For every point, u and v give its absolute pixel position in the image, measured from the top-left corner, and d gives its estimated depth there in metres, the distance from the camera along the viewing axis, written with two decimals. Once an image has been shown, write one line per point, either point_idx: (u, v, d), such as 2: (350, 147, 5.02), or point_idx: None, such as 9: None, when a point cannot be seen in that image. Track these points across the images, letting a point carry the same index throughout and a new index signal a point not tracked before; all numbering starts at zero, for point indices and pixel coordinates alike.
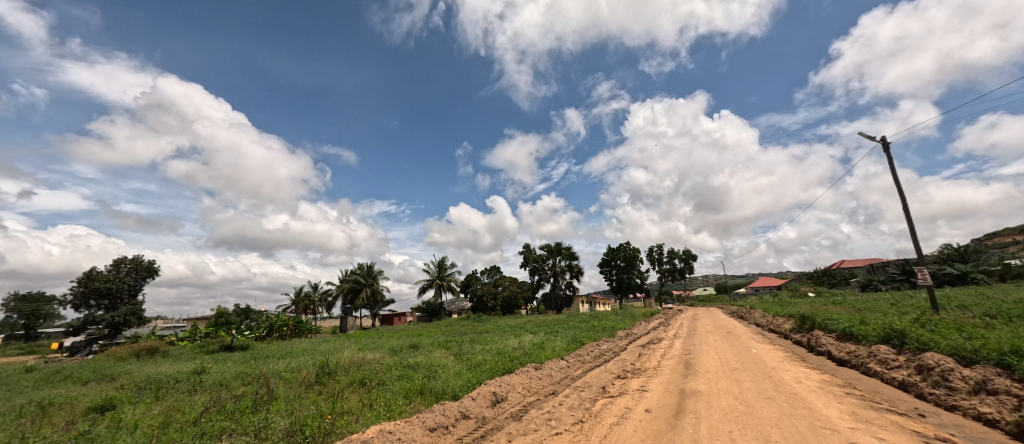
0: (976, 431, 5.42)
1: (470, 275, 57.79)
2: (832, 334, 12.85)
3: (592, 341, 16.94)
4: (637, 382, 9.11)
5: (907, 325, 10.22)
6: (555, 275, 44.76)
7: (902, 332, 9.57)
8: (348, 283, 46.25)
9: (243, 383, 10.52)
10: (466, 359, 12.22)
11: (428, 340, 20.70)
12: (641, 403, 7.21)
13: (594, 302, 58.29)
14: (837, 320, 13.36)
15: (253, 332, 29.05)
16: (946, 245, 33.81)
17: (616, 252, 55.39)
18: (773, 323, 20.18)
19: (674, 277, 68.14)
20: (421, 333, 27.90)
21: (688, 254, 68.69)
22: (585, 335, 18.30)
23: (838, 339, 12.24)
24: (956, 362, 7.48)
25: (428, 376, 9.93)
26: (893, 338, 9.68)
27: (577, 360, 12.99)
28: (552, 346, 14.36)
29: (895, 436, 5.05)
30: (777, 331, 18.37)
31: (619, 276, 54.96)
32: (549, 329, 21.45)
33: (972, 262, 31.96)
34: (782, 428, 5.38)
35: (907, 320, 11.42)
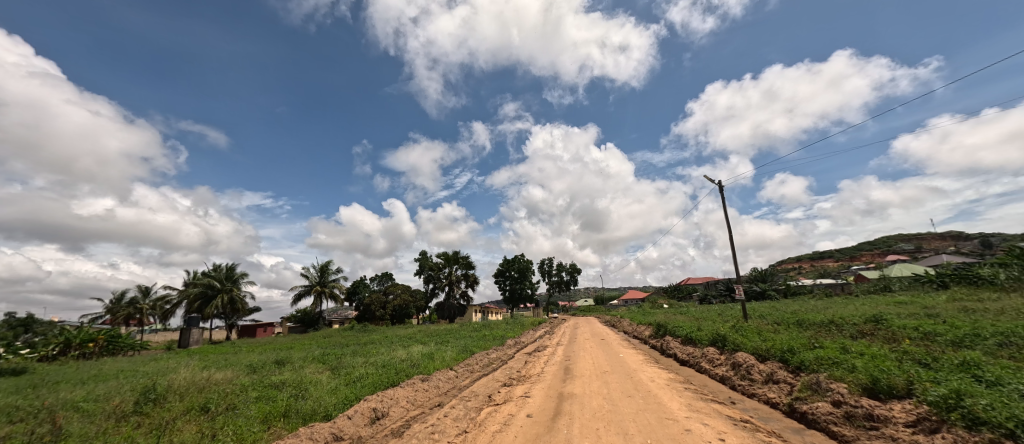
0: (765, 412, 7.09)
1: (357, 281, 53.42)
2: (678, 339, 15.40)
3: (481, 350, 17.23)
4: (522, 388, 9.56)
5: (727, 331, 12.87)
6: (450, 283, 44.31)
7: (724, 336, 12.00)
8: (197, 288, 38.64)
9: (12, 422, 7.87)
10: (346, 374, 11.25)
11: (300, 354, 18.38)
12: (524, 409, 7.60)
13: (487, 311, 59.24)
14: (682, 327, 16.09)
15: (37, 352, 21.90)
16: (754, 269, 43.43)
17: (510, 263, 57.50)
18: (637, 330, 23.36)
19: (560, 289, 73.44)
20: (291, 346, 24.73)
21: (574, 267, 74.95)
22: (475, 344, 18.53)
23: (682, 343, 14.72)
24: (755, 359, 9.69)
25: (297, 395, 8.85)
26: (718, 341, 12.07)
27: (465, 369, 13.04)
28: (442, 356, 14.16)
29: (715, 421, 6.29)
30: (639, 337, 21.26)
31: (512, 287, 57.09)
32: (439, 339, 21.09)
33: (770, 282, 41.70)
34: (637, 422, 6.25)
35: (727, 327, 14.38)
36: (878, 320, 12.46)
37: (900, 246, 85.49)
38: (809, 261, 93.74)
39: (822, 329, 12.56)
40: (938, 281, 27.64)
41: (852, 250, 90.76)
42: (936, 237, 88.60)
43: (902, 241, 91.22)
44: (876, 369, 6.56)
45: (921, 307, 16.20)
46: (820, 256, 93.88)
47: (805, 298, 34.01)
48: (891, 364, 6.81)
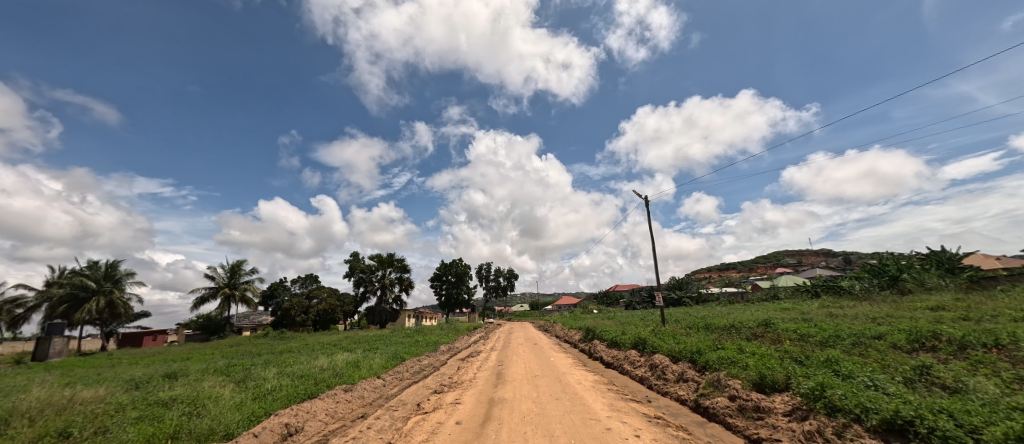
0: (675, 408, 7.80)
1: (276, 284, 48.72)
2: (604, 342, 16.29)
3: (412, 356, 16.68)
4: (452, 395, 9.44)
5: (647, 335, 13.91)
6: (382, 287, 42.32)
7: (644, 340, 12.97)
8: (64, 288, 32.48)
9: None
10: (256, 387, 10.17)
11: (199, 366, 16.18)
12: (453, 416, 7.50)
13: (421, 316, 57.43)
14: (608, 331, 17.05)
15: None
16: (673, 278, 47.42)
17: (448, 267, 56.54)
18: (568, 335, 24.33)
19: (497, 294, 73.78)
20: (190, 356, 21.76)
21: (511, 272, 75.87)
22: (406, 350, 17.88)
23: (607, 346, 15.60)
24: (669, 360, 10.59)
25: (192, 413, 7.80)
26: (639, 344, 13.01)
27: (394, 377, 12.53)
28: (368, 364, 13.44)
29: (632, 418, 6.77)
30: (569, 341, 22.13)
31: (448, 291, 56.15)
32: (367, 346, 20.00)
33: (686, 290, 45.77)
34: (563, 424, 6.50)
35: (647, 331, 15.56)
36: (767, 324, 14.36)
37: (788, 260, 99.50)
38: (717, 271, 105.02)
39: (725, 332, 14.12)
40: (814, 290, 32.58)
41: (751, 263, 103.50)
42: (814, 253, 104.54)
43: (789, 256, 106.27)
44: (763, 366, 7.55)
45: (801, 312, 19.01)
46: (726, 267, 105.66)
47: (713, 305, 37.98)
48: (775, 362, 7.89)
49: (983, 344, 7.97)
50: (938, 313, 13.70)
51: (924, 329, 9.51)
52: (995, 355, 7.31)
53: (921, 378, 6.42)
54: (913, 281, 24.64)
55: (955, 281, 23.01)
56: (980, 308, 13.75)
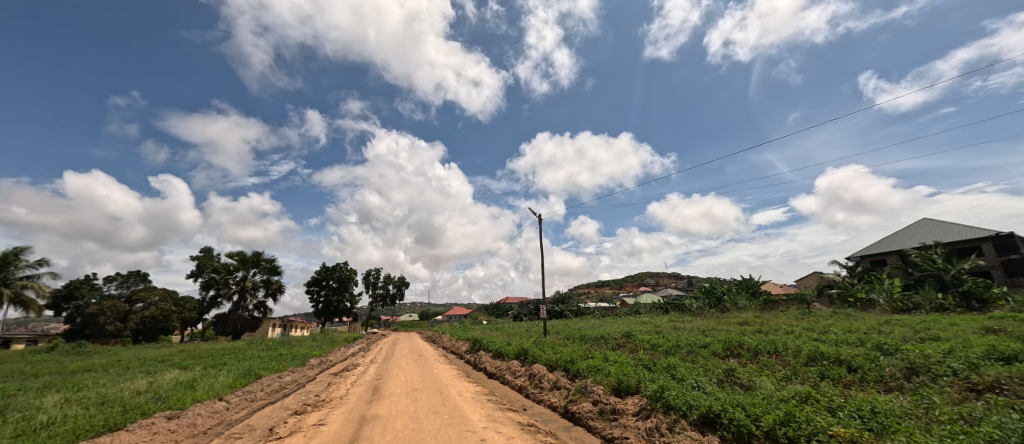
0: (547, 415, 8.36)
1: (80, 282, 37.79)
2: (489, 353, 16.66)
3: (272, 373, 14.54)
4: (315, 416, 8.51)
5: (529, 346, 14.66)
6: (242, 291, 36.20)
7: (526, 350, 13.64)
8: None
9: None
10: (23, 421, 7.60)
11: None
12: (314, 439, 6.75)
13: (290, 326, 50.64)
14: (494, 342, 17.48)
15: None
16: (558, 292, 50.86)
17: (329, 271, 51.26)
18: (455, 346, 24.16)
19: (384, 303, 69.40)
20: None
21: (401, 280, 72.41)
22: (264, 366, 15.51)
23: (492, 357, 15.95)
24: (546, 369, 11.32)
25: None
26: (521, 354, 13.61)
27: (244, 398, 10.73)
28: (208, 384, 11.26)
29: (507, 428, 7.01)
30: (456, 352, 22.00)
31: (327, 298, 50.82)
32: (212, 361, 16.76)
33: (568, 304, 49.37)
34: (438, 438, 6.38)
35: (529, 342, 16.46)
36: (629, 335, 16.48)
37: (649, 281, 116.10)
38: (595, 288, 116.68)
39: (595, 343, 15.74)
40: (665, 307, 38.52)
41: (622, 281, 117.93)
42: (668, 275, 124.15)
43: (649, 277, 124.09)
44: (621, 373, 8.60)
45: (654, 325, 22.29)
46: (602, 284, 118.13)
47: (588, 318, 41.91)
48: (630, 369, 9.05)
49: (768, 350, 10.49)
50: (743, 327, 17.59)
51: (734, 340, 12.06)
52: (774, 359, 9.65)
53: (728, 379, 8.08)
54: (730, 300, 31.10)
55: (755, 303, 29.72)
56: (768, 323, 18.06)
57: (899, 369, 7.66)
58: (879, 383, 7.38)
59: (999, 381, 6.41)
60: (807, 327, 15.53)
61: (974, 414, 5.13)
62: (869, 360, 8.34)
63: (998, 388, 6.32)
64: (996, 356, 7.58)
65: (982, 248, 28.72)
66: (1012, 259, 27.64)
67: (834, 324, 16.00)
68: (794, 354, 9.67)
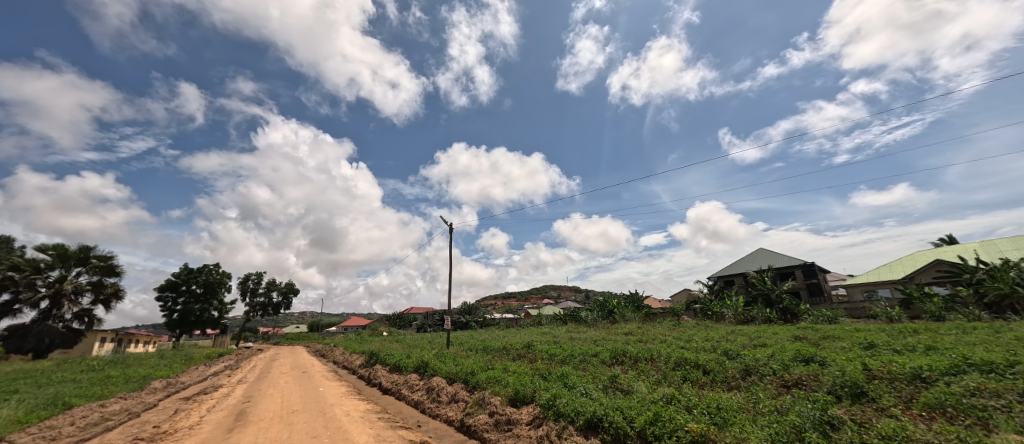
0: (442, 430, 8.16)
1: None
2: (386, 367, 15.68)
3: (91, 401, 11.54)
4: None
5: (429, 358, 14.17)
6: (55, 296, 28.31)
7: (426, 363, 13.14)
8: None
9: None
10: None
11: None
12: None
13: (128, 341, 40.99)
14: (392, 355, 16.53)
15: None
16: (464, 303, 50.47)
17: (192, 274, 43.14)
18: (347, 360, 22.17)
19: (264, 313, 60.75)
20: None
21: (289, 287, 64.47)
22: (80, 393, 12.22)
23: (388, 371, 15.01)
24: (446, 382, 11.07)
25: None
26: (420, 367, 13.09)
27: (44, 437, 8.30)
28: None
29: None
30: (347, 368, 20.19)
31: (186, 306, 42.57)
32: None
33: (474, 315, 49.25)
34: None
35: (430, 354, 15.97)
36: (529, 346, 17.04)
37: (552, 293, 122.37)
38: (501, 299, 118.68)
39: (497, 354, 15.97)
40: (564, 319, 40.90)
41: (527, 293, 122.21)
42: (569, 289, 132.40)
43: (552, 290, 130.72)
44: (518, 383, 8.83)
45: (552, 336, 23.47)
46: (509, 296, 120.68)
47: (493, 329, 42.28)
48: (527, 379, 9.38)
49: (645, 357, 11.82)
50: (627, 336, 19.59)
51: (619, 348, 13.32)
52: (649, 365, 10.93)
53: (612, 385, 8.87)
54: (619, 313, 34.40)
55: (639, 315, 33.39)
56: (647, 333, 20.40)
57: (739, 370, 9.29)
58: (724, 383, 8.84)
59: (801, 378, 8.21)
60: (677, 336, 17.98)
61: (783, 405, 6.44)
62: (718, 363, 9.96)
63: (801, 384, 8.07)
64: (800, 358, 9.72)
65: (795, 273, 36.75)
66: (814, 282, 35.87)
67: (696, 333, 18.79)
68: (665, 360, 11.06)
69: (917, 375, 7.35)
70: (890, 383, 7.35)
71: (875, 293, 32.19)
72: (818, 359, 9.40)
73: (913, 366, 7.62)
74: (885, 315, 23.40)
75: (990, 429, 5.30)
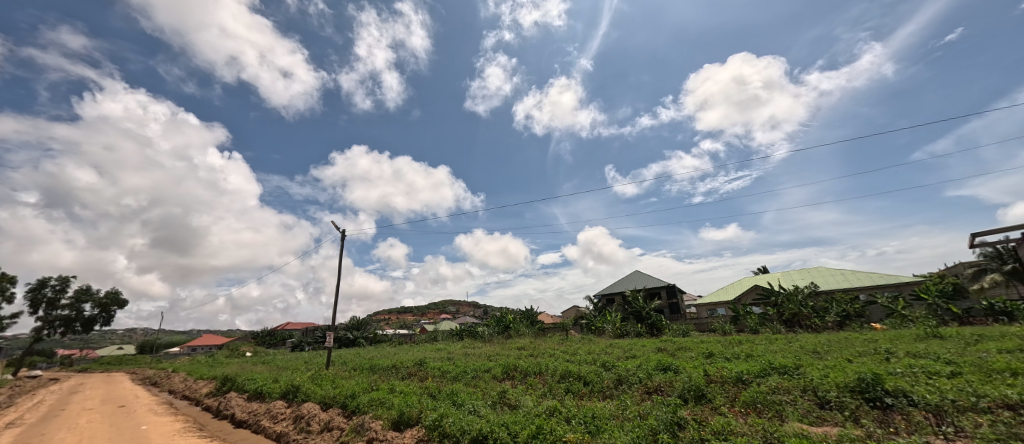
0: None
1: None
2: (243, 395, 13.30)
3: None
4: None
5: (302, 381, 12.51)
6: None
7: (296, 387, 11.54)
8: None
9: None
10: None
11: None
12: None
13: None
14: (253, 380, 14.14)
15: None
16: (352, 318, 46.31)
17: None
18: (189, 388, 18.21)
19: (68, 329, 46.77)
20: None
21: (112, 298, 51.01)
22: None
23: (246, 399, 12.77)
24: (320, 408, 9.89)
25: None
26: (289, 392, 11.45)
27: None
28: None
29: None
30: (189, 398, 16.56)
31: None
32: None
33: (363, 330, 45.45)
34: None
35: (303, 376, 14.13)
36: (421, 363, 16.33)
37: (450, 308, 120.00)
38: (395, 314, 112.00)
39: (385, 373, 14.99)
40: (460, 334, 40.42)
41: (423, 308, 117.79)
42: (467, 305, 131.38)
43: (450, 305, 128.43)
44: (404, 404, 8.35)
45: (446, 353, 22.97)
46: (403, 311, 114.47)
47: (382, 346, 39.52)
48: (414, 399, 8.93)
49: (534, 371, 12.32)
50: (520, 351, 20.19)
51: (511, 364, 13.59)
52: (537, 379, 11.40)
53: (501, 400, 8.99)
54: (514, 328, 35.36)
55: (532, 329, 34.85)
56: (537, 348, 21.38)
57: (613, 380, 10.28)
58: (600, 392, 9.68)
59: (660, 385, 9.46)
60: (563, 350, 19.19)
61: (645, 410, 7.31)
62: (596, 375, 10.87)
63: (659, 390, 9.29)
64: (660, 367, 11.25)
65: (661, 293, 42.74)
66: (674, 301, 42.15)
67: (579, 347, 20.34)
68: (551, 374, 11.68)
69: (739, 378, 9.09)
70: (722, 385, 8.93)
71: (716, 310, 39.23)
72: (673, 367, 10.98)
73: (737, 371, 9.40)
74: (722, 329, 28.61)
75: (784, 418, 6.79)
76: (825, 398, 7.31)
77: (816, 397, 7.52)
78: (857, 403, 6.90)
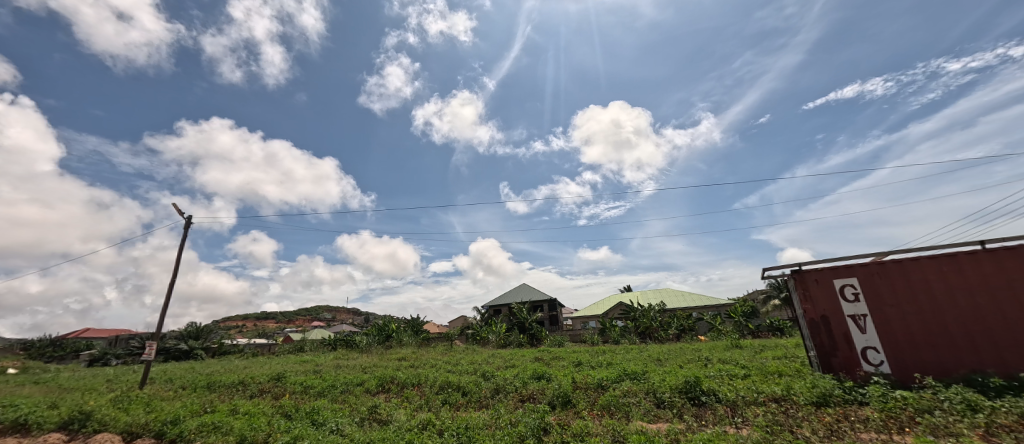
0: None
1: None
2: None
3: None
4: None
5: (99, 405, 9.68)
6: None
7: (88, 413, 8.83)
8: None
9: None
10: None
11: None
12: None
13: None
14: (13, 406, 10.36)
15: None
16: (189, 324, 38.08)
17: None
18: None
19: None
20: None
21: None
22: None
23: None
24: (121, 440, 7.78)
25: None
26: (73, 422, 8.69)
27: None
28: None
29: None
30: None
31: None
32: None
33: (203, 340, 37.79)
34: None
35: (102, 399, 10.96)
36: (278, 378, 14.22)
37: (323, 315, 107.65)
38: (252, 321, 95.50)
39: (227, 391, 12.61)
40: (333, 344, 36.71)
41: (290, 314, 103.68)
42: (345, 311, 120.25)
43: (324, 311, 115.87)
44: (247, 427, 7.11)
45: (313, 365, 20.55)
46: (262, 316, 98.38)
47: (229, 358, 33.45)
48: (263, 421, 7.67)
49: (412, 383, 11.82)
50: (399, 362, 19.18)
51: (387, 376, 12.80)
52: (414, 392, 10.96)
53: (370, 416, 8.34)
54: (396, 337, 33.55)
55: (415, 339, 33.56)
56: (418, 359, 20.65)
57: (491, 389, 10.48)
58: (477, 402, 9.76)
59: (533, 393, 9.99)
60: (446, 360, 18.89)
61: (516, 418, 7.61)
62: (475, 385, 10.93)
63: (532, 398, 9.80)
64: (535, 375, 11.90)
65: (543, 306, 45.67)
66: (553, 314, 45.45)
67: (461, 357, 20.35)
68: (430, 385, 11.36)
69: (600, 384, 10.17)
70: (586, 391, 9.83)
71: (588, 323, 43.55)
72: (547, 375, 11.75)
73: (599, 378, 10.52)
74: (591, 340, 31.81)
75: (630, 418, 7.82)
76: (662, 398, 8.64)
77: (654, 399, 8.83)
78: (683, 402, 8.34)
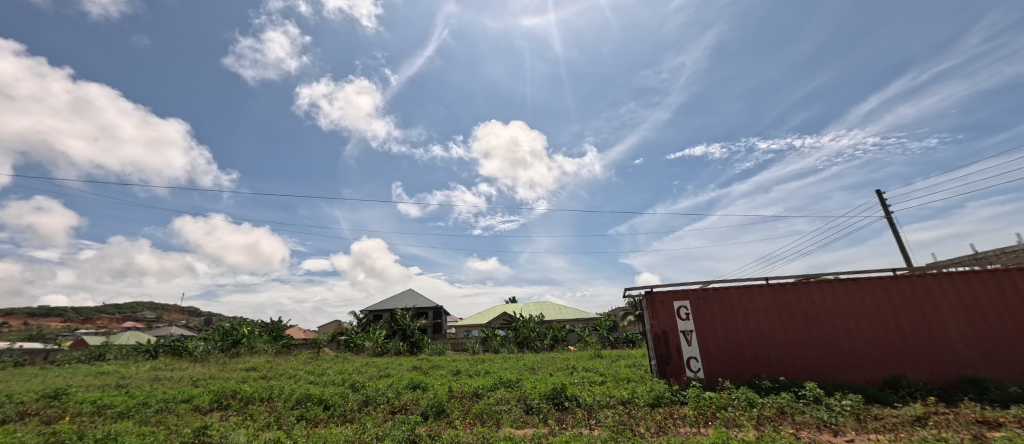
0: None
1: None
2: None
3: None
4: None
5: None
6: None
7: None
8: None
9: None
10: None
11: None
12: None
13: None
14: None
15: None
16: None
17: None
18: None
19: None
20: None
21: None
22: None
23: None
24: None
25: None
26: None
27: None
28: None
29: None
30: None
31: None
32: None
33: None
34: None
35: None
36: (57, 395, 10.84)
37: (145, 314, 85.84)
38: (22, 318, 70.79)
39: None
40: (153, 350, 29.62)
41: (91, 311, 80.19)
42: (178, 310, 98.31)
43: (147, 309, 92.69)
44: None
45: (119, 377, 16.24)
46: (43, 313, 73.69)
47: None
48: None
49: (261, 397, 10.26)
50: (248, 373, 16.47)
51: (229, 389, 10.91)
52: (262, 407, 9.54)
53: (196, 440, 6.97)
54: (247, 343, 28.76)
55: (273, 345, 29.26)
56: (275, 367, 18.05)
57: (359, 402, 9.74)
58: (340, 416, 8.97)
59: (406, 403, 9.65)
60: (309, 369, 16.91)
61: (384, 431, 7.25)
62: (341, 397, 10.05)
63: (404, 408, 9.45)
64: (410, 385, 11.50)
65: (428, 313, 44.56)
66: (438, 322, 44.49)
67: (329, 366, 18.47)
68: (285, 399, 10.03)
69: (475, 392, 10.35)
70: (460, 400, 9.89)
71: (471, 332, 43.95)
72: (423, 385, 11.46)
73: (475, 386, 10.71)
74: (472, 349, 32.15)
75: (500, 424, 8.14)
76: (531, 405, 9.21)
77: (524, 405, 9.36)
78: (549, 407, 9.02)
